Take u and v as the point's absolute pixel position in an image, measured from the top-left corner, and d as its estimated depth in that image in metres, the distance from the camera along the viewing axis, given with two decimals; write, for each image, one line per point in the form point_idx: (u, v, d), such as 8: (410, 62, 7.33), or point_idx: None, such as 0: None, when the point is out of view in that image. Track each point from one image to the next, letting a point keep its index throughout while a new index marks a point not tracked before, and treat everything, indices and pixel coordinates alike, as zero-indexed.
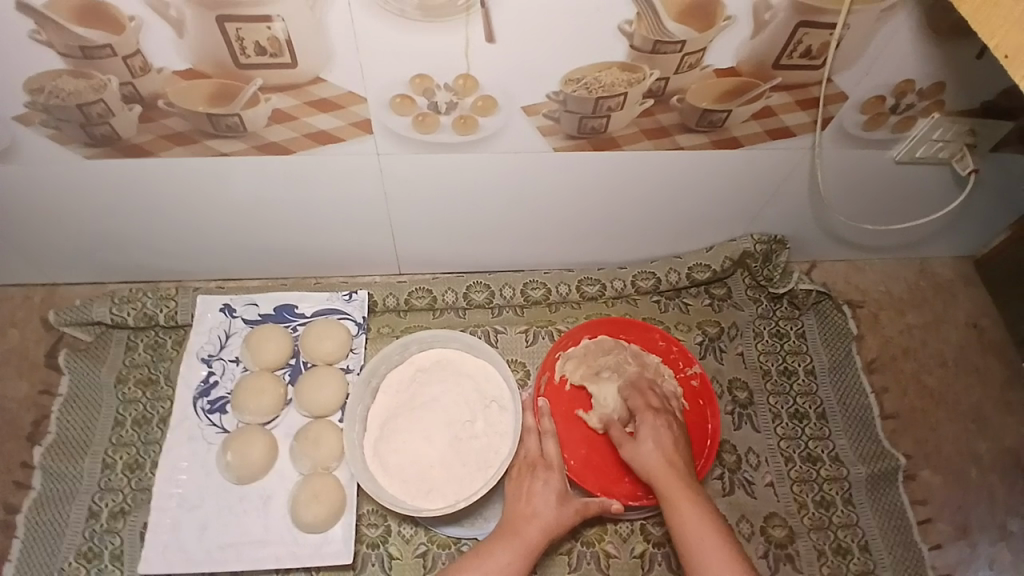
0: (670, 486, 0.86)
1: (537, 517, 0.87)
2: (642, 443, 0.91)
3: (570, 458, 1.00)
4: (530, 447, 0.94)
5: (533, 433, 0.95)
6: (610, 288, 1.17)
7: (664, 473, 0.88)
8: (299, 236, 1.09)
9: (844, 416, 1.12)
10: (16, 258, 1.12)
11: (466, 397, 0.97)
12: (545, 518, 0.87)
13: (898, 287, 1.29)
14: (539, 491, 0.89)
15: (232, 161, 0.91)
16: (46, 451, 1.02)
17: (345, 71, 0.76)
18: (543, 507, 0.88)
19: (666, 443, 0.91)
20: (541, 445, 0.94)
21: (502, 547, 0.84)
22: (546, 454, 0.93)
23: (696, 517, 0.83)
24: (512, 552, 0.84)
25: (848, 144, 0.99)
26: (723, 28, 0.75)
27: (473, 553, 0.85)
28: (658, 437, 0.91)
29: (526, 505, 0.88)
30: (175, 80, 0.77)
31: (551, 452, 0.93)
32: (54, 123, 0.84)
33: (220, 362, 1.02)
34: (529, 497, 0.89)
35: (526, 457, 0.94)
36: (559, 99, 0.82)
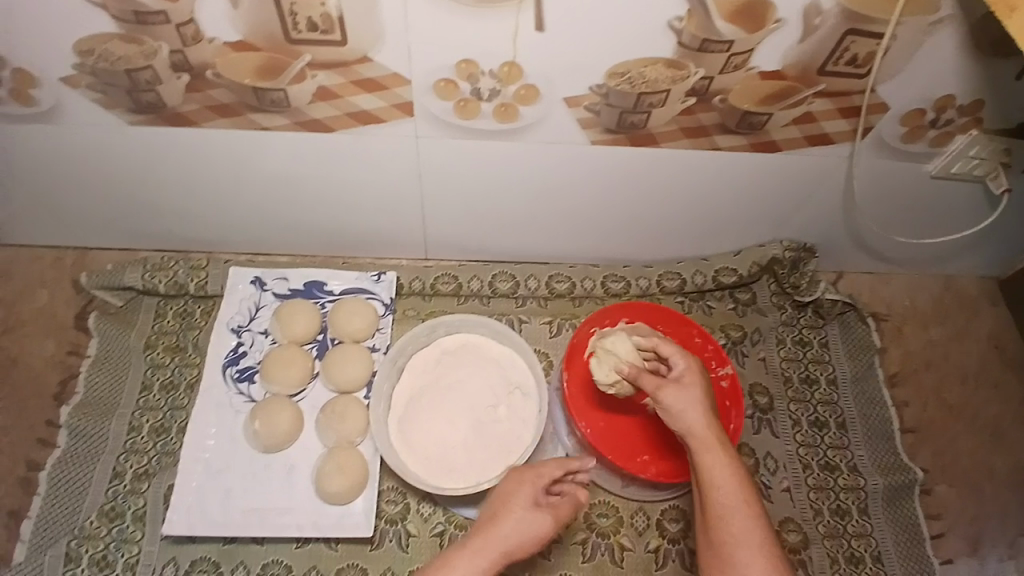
0: (718, 460, 0.82)
1: (499, 518, 0.85)
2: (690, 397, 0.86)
3: (586, 427, 0.98)
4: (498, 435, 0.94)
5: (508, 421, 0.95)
6: (635, 286, 1.17)
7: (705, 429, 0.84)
8: (330, 214, 1.10)
9: (864, 427, 1.12)
10: (51, 219, 1.14)
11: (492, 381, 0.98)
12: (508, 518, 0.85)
13: (923, 302, 1.29)
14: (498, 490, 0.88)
15: (272, 136, 0.92)
16: (73, 410, 1.03)
17: (392, 53, 0.77)
18: (502, 502, 0.86)
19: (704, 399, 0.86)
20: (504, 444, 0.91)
21: (467, 550, 0.83)
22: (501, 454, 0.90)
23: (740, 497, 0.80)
24: (479, 555, 0.82)
25: (884, 155, 0.98)
26: (772, 31, 0.76)
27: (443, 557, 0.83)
28: (703, 392, 0.86)
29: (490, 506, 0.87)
30: (225, 52, 0.78)
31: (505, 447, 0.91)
32: (100, 87, 0.86)
33: (250, 333, 1.03)
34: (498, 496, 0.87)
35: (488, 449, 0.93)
36: (602, 92, 0.82)
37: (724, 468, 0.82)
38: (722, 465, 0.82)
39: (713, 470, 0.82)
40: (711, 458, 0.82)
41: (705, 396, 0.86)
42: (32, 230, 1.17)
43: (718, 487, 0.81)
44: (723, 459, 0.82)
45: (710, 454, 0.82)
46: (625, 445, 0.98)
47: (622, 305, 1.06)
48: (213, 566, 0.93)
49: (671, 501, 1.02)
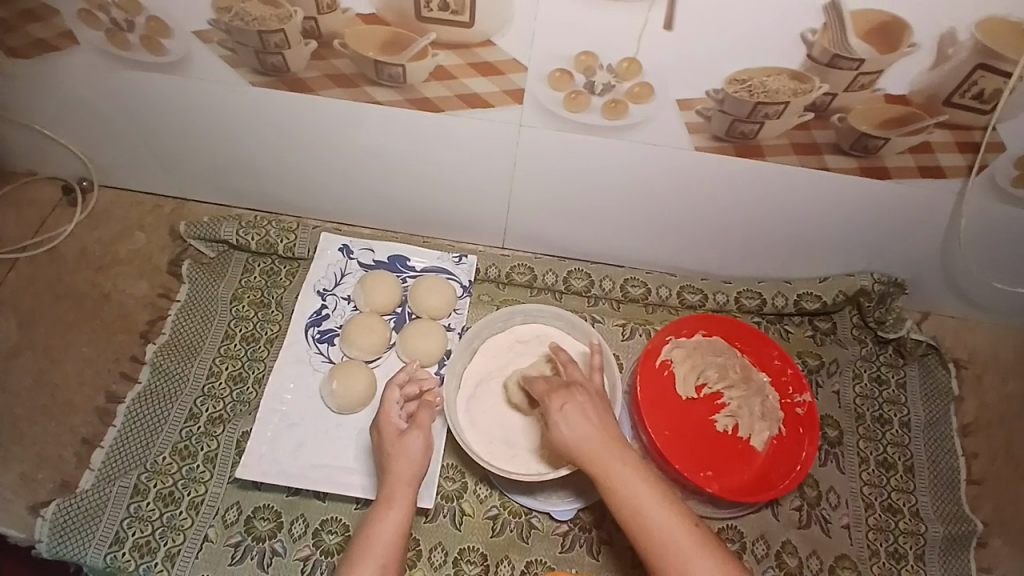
0: (636, 478, 0.77)
1: (392, 472, 0.83)
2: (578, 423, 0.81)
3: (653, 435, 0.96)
4: (390, 419, 0.88)
5: (416, 403, 0.90)
6: (712, 300, 1.15)
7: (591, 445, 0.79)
8: (419, 193, 1.13)
9: (931, 473, 1.08)
10: (158, 168, 1.21)
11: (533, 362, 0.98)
12: (403, 470, 0.83)
13: (1012, 356, 1.22)
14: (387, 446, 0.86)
15: (380, 110, 0.95)
16: (158, 349, 1.10)
17: (516, 39, 0.79)
18: (413, 456, 0.84)
19: (591, 415, 0.82)
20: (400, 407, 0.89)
21: (386, 508, 0.81)
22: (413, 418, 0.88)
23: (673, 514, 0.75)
24: (399, 511, 0.80)
25: (992, 197, 0.94)
26: (905, 54, 0.74)
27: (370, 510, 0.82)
28: (580, 412, 0.82)
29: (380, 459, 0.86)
30: (355, 23, 0.81)
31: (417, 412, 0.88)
32: (230, 44, 0.90)
33: (333, 297, 1.06)
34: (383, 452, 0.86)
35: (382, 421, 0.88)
36: (717, 97, 0.81)
37: (642, 487, 0.77)
38: (634, 480, 0.77)
39: (627, 485, 0.77)
40: (617, 468, 0.78)
41: (592, 411, 0.83)
42: (137, 175, 1.24)
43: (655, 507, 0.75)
44: (642, 477, 0.78)
45: (609, 467, 0.78)
46: (688, 456, 0.97)
47: (701, 315, 1.04)
48: (274, 515, 0.98)
49: (729, 520, 1.01)
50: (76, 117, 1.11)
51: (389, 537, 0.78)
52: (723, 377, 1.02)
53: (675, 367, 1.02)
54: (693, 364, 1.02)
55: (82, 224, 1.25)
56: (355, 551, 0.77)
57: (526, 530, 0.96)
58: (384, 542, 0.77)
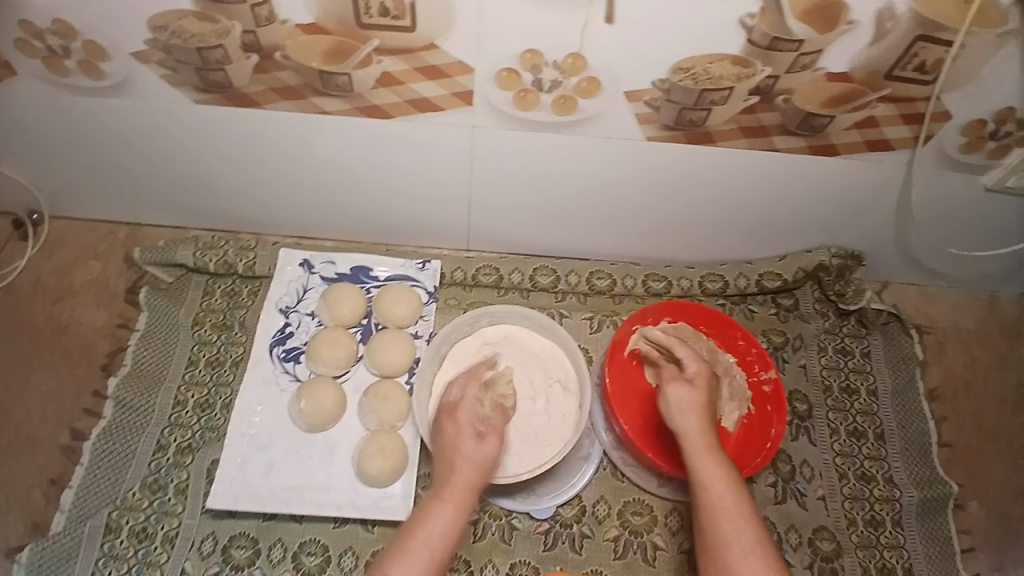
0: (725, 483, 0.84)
1: (455, 474, 0.84)
2: (681, 401, 0.90)
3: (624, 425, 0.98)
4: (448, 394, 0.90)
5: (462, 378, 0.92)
6: (677, 286, 1.16)
7: (694, 437, 0.87)
8: (378, 201, 1.12)
9: (902, 439, 1.10)
10: (108, 193, 1.17)
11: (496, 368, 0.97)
12: (464, 475, 0.84)
13: (969, 320, 1.26)
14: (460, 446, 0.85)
15: (331, 120, 0.94)
16: (121, 382, 1.06)
17: (460, 41, 0.78)
18: (480, 462, 0.84)
19: (692, 405, 0.90)
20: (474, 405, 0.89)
21: (441, 504, 0.82)
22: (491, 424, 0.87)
23: (729, 501, 0.82)
24: (450, 509, 0.82)
25: (943, 166, 0.97)
26: (844, 33, 0.75)
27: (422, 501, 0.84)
28: (687, 398, 0.90)
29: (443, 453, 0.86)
30: (296, 34, 0.80)
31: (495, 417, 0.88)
32: (171, 63, 0.88)
33: (296, 314, 1.05)
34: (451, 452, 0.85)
35: (459, 417, 0.87)
36: (664, 87, 0.82)
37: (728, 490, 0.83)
38: (713, 475, 0.84)
39: (705, 480, 0.85)
40: (711, 471, 0.85)
41: (701, 402, 0.90)
42: (87, 202, 1.20)
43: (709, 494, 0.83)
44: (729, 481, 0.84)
45: (708, 471, 0.85)
46: (660, 443, 0.98)
47: (665, 303, 1.05)
48: (252, 542, 0.95)
49: None
50: (18, 146, 1.07)
51: (441, 534, 0.80)
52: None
53: (643, 357, 1.02)
54: None
55: (33, 257, 1.21)
56: (404, 536, 0.80)
57: (508, 531, 0.96)
58: (435, 541, 0.80)
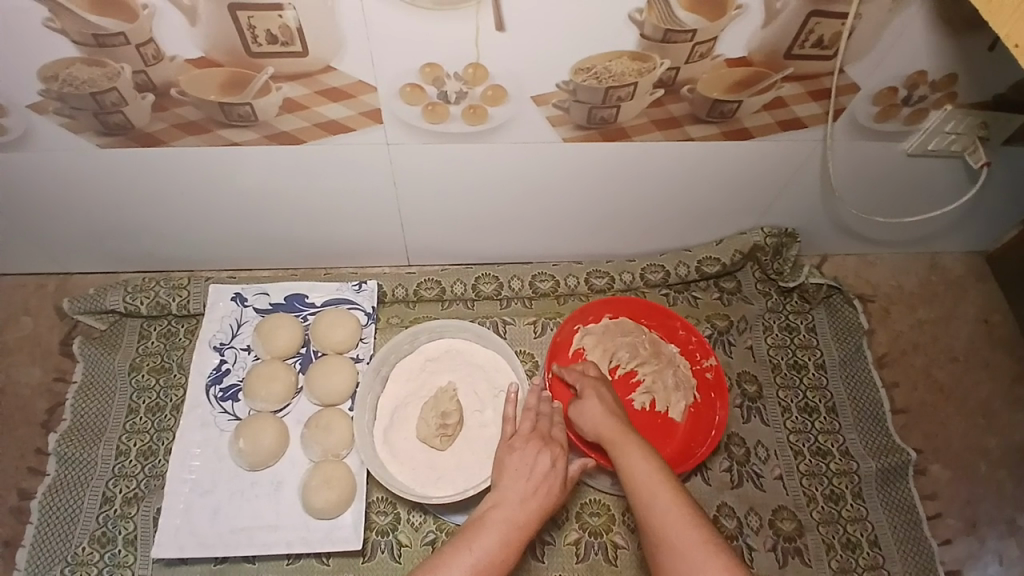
0: (659, 486, 0.74)
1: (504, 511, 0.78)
2: (589, 404, 0.87)
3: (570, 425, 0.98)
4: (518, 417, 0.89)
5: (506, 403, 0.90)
6: (619, 281, 1.16)
7: (609, 430, 0.83)
8: (308, 227, 1.10)
9: (854, 410, 1.12)
10: (30, 246, 1.14)
11: (441, 388, 0.97)
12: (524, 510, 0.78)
13: (910, 282, 1.28)
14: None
15: (243, 151, 0.92)
16: (60, 438, 1.03)
17: (354, 61, 0.77)
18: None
19: (606, 403, 0.88)
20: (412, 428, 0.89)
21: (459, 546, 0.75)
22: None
23: (670, 503, 0.72)
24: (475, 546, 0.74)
25: (859, 135, 0.98)
26: (734, 18, 0.75)
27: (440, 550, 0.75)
28: (599, 398, 0.88)
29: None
30: (187, 69, 0.78)
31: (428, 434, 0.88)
32: (68, 112, 0.85)
33: (232, 350, 1.02)
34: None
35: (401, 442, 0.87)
36: (569, 88, 0.81)
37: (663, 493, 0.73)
38: (648, 481, 0.74)
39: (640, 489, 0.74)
40: (642, 475, 0.75)
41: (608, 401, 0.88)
42: (11, 257, 1.17)
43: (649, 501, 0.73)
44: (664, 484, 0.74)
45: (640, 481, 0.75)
46: (608, 440, 0.97)
47: (604, 300, 1.05)
48: None
49: None
50: None
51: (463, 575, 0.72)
52: (634, 356, 1.03)
53: (587, 354, 1.02)
54: (603, 349, 1.02)
55: None
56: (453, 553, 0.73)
57: None
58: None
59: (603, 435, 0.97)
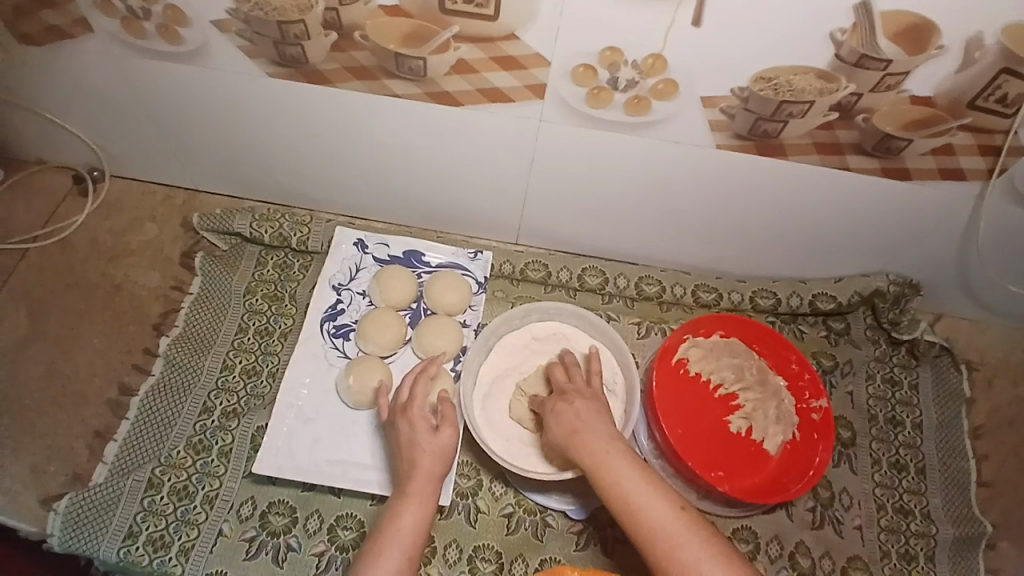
0: (647, 500, 0.74)
1: (417, 467, 0.82)
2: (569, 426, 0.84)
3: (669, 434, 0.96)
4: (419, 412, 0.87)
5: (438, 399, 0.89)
6: (727, 300, 1.15)
7: (584, 440, 0.81)
8: (434, 189, 1.12)
9: (943, 476, 1.07)
10: (169, 158, 1.19)
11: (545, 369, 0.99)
12: (428, 468, 0.82)
13: (1021, 358, 1.22)
14: (419, 443, 0.84)
15: (398, 103, 0.94)
16: (171, 342, 1.09)
17: (539, 33, 0.78)
18: (443, 453, 0.84)
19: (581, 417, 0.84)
20: (426, 403, 0.88)
21: (409, 502, 0.81)
22: (443, 415, 0.87)
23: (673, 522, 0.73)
24: (421, 500, 0.81)
25: (1012, 199, 0.94)
26: (931, 57, 0.74)
27: (399, 494, 0.82)
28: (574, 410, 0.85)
29: (404, 455, 0.84)
30: (378, 15, 0.80)
31: (444, 406, 0.88)
32: (248, 35, 0.88)
33: (348, 292, 1.08)
34: (410, 447, 0.84)
35: (411, 415, 0.86)
36: (742, 95, 0.81)
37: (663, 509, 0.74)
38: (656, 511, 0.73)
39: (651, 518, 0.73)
40: (632, 488, 0.75)
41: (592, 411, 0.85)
42: (148, 166, 1.22)
43: (658, 523, 0.73)
44: (665, 502, 0.74)
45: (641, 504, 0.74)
46: (704, 456, 0.97)
47: (718, 315, 1.05)
48: (290, 510, 0.98)
49: (743, 521, 1.01)
50: (87, 103, 1.09)
51: (409, 532, 0.78)
52: (739, 379, 1.02)
53: (692, 366, 1.03)
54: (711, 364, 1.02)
55: (92, 214, 1.24)
56: (376, 542, 0.78)
57: (541, 528, 0.97)
58: (406, 536, 0.78)
59: (698, 450, 0.97)
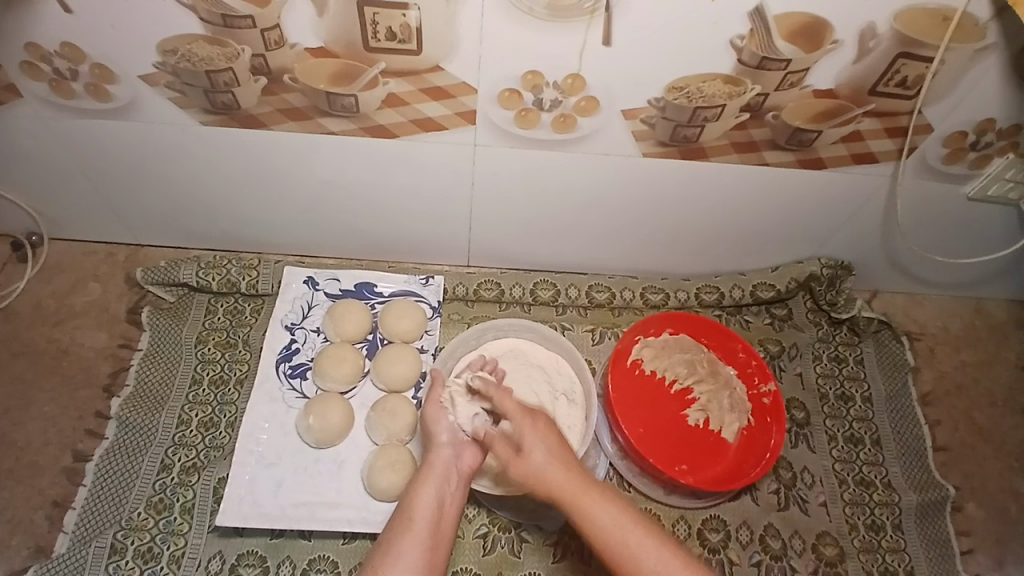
0: (604, 506, 0.79)
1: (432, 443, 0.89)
2: (536, 458, 0.82)
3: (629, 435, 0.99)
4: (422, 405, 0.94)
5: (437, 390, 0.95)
6: (675, 298, 1.19)
7: (552, 474, 0.81)
8: (382, 221, 1.14)
9: (898, 444, 1.13)
10: (108, 215, 1.18)
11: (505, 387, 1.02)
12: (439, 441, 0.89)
13: (954, 324, 1.30)
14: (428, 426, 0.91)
15: (336, 140, 0.96)
16: (123, 403, 1.07)
17: (462, 63, 0.81)
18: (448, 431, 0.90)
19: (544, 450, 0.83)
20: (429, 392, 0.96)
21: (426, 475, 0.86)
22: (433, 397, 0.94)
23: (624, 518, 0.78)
24: (438, 478, 0.85)
25: (923, 176, 1.01)
26: (828, 52, 0.80)
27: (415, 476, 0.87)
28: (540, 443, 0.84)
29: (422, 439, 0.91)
30: (305, 57, 0.82)
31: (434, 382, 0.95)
32: (178, 86, 0.89)
33: (302, 330, 1.08)
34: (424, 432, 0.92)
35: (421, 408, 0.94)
36: (659, 105, 0.86)
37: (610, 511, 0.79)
38: (628, 536, 0.76)
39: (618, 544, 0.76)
40: (591, 508, 0.79)
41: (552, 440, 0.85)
42: (87, 225, 1.21)
43: (617, 537, 0.77)
44: (612, 503, 0.80)
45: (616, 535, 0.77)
46: (666, 452, 1.01)
47: (667, 314, 1.09)
48: (259, 560, 0.96)
49: (713, 510, 1.04)
50: (18, 167, 1.07)
51: (429, 513, 0.82)
52: (692, 373, 1.06)
53: (645, 365, 1.06)
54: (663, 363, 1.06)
55: (33, 279, 1.21)
56: (396, 521, 0.82)
57: (518, 544, 0.98)
58: (425, 515, 0.82)
59: (658, 447, 1.01)
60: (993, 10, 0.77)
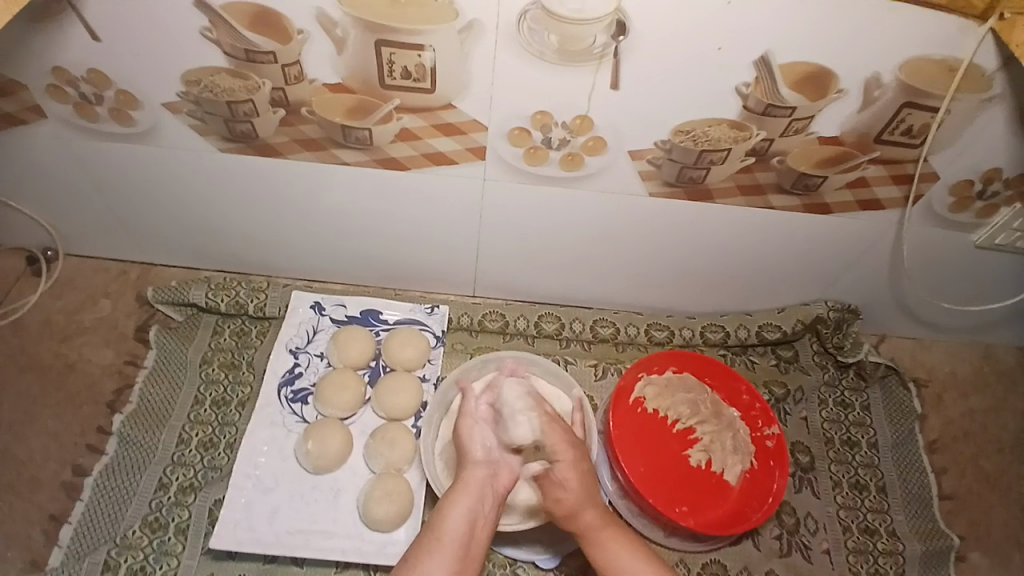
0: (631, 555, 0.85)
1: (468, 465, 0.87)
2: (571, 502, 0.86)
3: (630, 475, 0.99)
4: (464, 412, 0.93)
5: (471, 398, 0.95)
6: (679, 336, 1.20)
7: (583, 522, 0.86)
8: (390, 249, 1.16)
9: (903, 492, 1.11)
10: (123, 234, 1.21)
11: None
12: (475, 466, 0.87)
13: (962, 371, 1.29)
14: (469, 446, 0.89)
15: (349, 170, 0.99)
16: (126, 419, 1.08)
17: (474, 101, 0.84)
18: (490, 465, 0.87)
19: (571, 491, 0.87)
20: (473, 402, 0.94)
21: (457, 495, 0.85)
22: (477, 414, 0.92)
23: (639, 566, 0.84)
24: (469, 499, 0.84)
25: (930, 223, 1.01)
26: (833, 100, 0.81)
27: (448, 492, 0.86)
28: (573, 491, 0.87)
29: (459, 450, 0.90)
30: (322, 91, 0.85)
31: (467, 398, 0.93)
32: (199, 114, 0.92)
33: (306, 355, 1.09)
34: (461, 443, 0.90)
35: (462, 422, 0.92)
36: (665, 147, 0.88)
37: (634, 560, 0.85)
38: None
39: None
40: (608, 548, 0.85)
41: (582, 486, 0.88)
42: (103, 244, 1.24)
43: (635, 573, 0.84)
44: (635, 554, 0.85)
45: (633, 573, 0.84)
46: (666, 492, 1.00)
47: (670, 353, 1.08)
48: None
49: (713, 554, 1.03)
50: (40, 185, 1.10)
51: (458, 529, 0.82)
52: (694, 413, 1.06)
53: (647, 403, 1.06)
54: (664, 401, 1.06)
55: (46, 294, 1.23)
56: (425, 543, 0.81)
57: None
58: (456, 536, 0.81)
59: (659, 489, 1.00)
60: (1000, 63, 0.78)
